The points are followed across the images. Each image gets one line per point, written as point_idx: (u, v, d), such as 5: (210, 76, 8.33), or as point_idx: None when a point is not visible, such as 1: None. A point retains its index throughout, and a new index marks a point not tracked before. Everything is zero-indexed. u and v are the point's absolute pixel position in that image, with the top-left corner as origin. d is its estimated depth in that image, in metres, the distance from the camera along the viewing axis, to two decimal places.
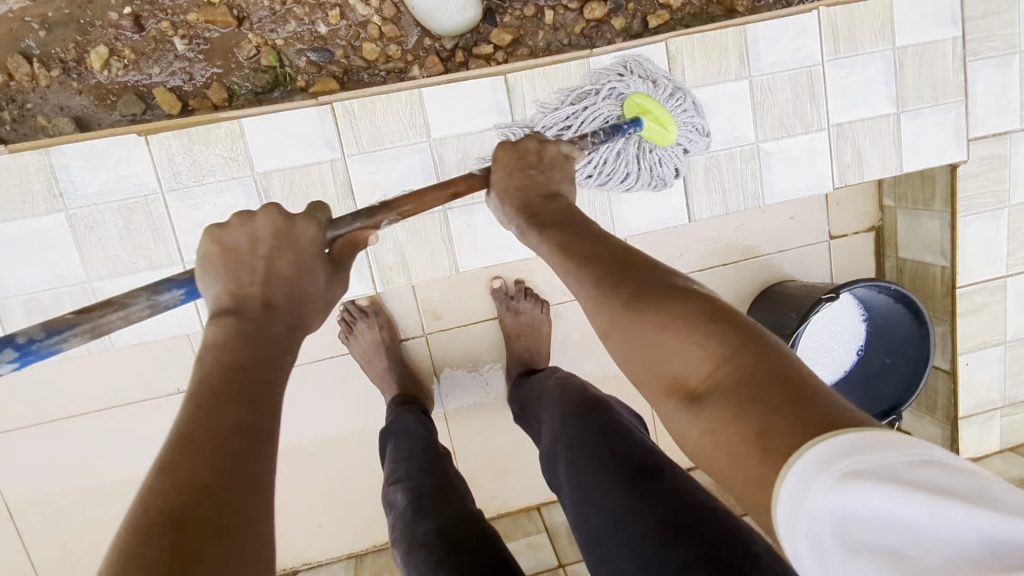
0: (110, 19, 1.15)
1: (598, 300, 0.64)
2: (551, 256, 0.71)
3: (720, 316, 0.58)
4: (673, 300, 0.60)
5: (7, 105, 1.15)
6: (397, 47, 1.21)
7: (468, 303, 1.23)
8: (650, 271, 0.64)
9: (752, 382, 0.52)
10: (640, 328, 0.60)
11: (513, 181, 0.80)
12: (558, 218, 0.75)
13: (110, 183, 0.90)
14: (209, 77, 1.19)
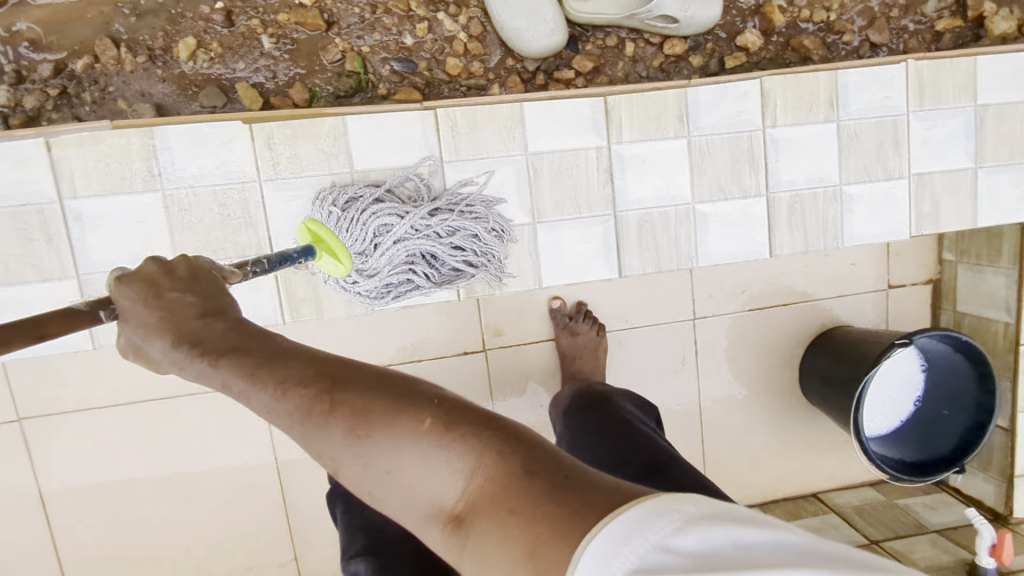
0: (201, 12, 1.16)
1: (324, 438, 0.53)
2: (233, 387, 0.55)
3: (454, 417, 0.54)
4: (403, 418, 0.53)
5: (89, 87, 1.15)
6: (480, 64, 1.22)
7: (529, 322, 1.22)
8: (361, 377, 0.56)
9: (514, 490, 0.51)
10: (385, 456, 0.53)
11: (151, 313, 0.58)
12: (231, 340, 0.57)
13: (209, 168, 0.87)
14: (292, 77, 1.20)
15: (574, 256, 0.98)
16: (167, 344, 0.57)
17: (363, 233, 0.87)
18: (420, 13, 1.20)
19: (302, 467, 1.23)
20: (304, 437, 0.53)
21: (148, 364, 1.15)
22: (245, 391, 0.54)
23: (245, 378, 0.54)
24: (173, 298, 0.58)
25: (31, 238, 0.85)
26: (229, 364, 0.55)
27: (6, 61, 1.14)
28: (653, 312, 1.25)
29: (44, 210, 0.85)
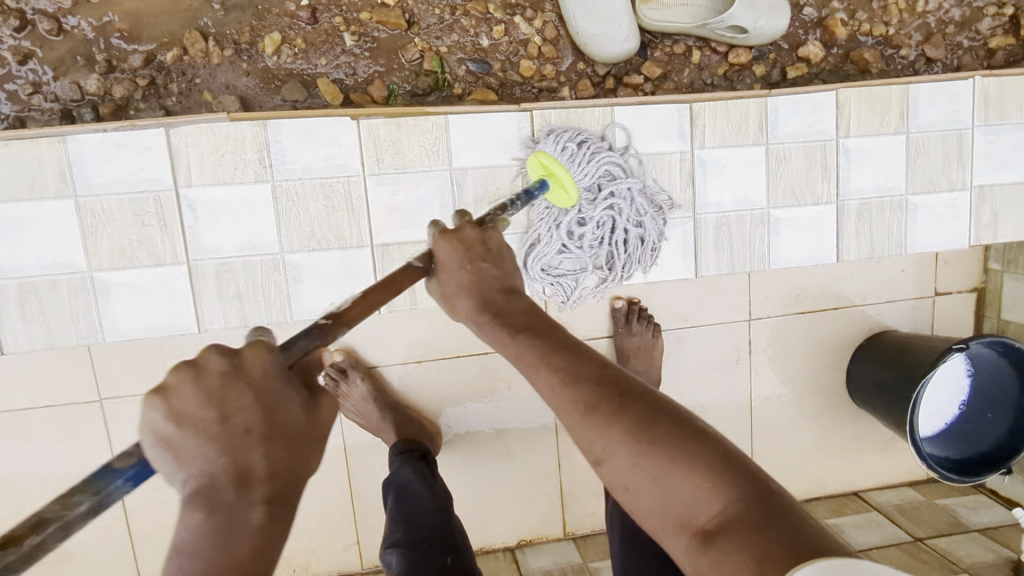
0: (287, 9, 1.20)
1: (597, 426, 0.62)
2: (530, 364, 0.67)
3: (724, 451, 0.60)
4: (679, 435, 0.60)
5: (176, 78, 1.19)
6: (552, 67, 1.26)
7: (593, 318, 1.26)
8: (650, 396, 0.64)
9: (757, 525, 0.54)
10: (651, 460, 0.60)
11: (465, 273, 0.76)
12: (529, 324, 0.72)
13: (316, 161, 0.91)
14: (371, 75, 1.23)
15: (655, 255, 1.03)
16: (478, 313, 0.73)
17: (593, 170, 0.96)
18: (497, 16, 1.24)
19: (368, 453, 1.26)
20: (581, 420, 0.62)
21: (226, 349, 1.18)
22: (537, 369, 0.66)
23: (541, 361, 0.67)
24: (480, 266, 0.76)
25: (146, 223, 0.89)
26: (531, 345, 0.68)
27: (98, 51, 1.17)
28: (711, 311, 1.30)
29: (160, 196, 0.89)
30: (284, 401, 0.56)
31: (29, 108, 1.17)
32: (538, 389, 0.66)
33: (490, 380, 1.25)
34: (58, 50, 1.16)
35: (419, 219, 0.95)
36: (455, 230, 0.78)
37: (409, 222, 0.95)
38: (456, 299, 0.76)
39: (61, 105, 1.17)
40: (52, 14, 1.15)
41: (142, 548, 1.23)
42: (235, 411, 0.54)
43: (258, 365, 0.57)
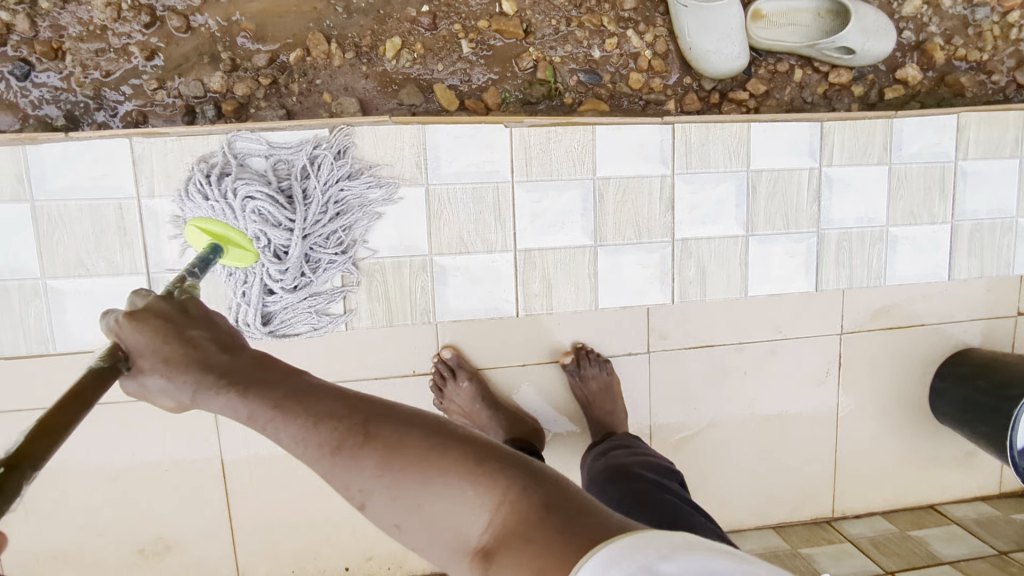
0: (408, 14, 1.22)
1: (352, 469, 0.62)
2: (266, 420, 0.63)
3: (473, 458, 0.63)
4: (425, 454, 0.63)
5: (297, 78, 1.21)
6: (660, 80, 1.29)
7: (693, 326, 1.28)
8: (390, 415, 0.65)
9: (535, 518, 0.60)
10: (408, 489, 0.62)
11: (174, 351, 0.65)
12: (252, 376, 0.65)
13: (469, 168, 0.99)
14: (486, 82, 1.26)
15: (780, 269, 1.06)
16: (196, 380, 0.64)
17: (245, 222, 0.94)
18: (610, 29, 1.27)
19: None
20: (331, 469, 0.62)
21: (339, 346, 1.19)
22: (274, 422, 0.62)
23: (276, 410, 0.63)
24: (187, 344, 0.66)
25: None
26: (261, 398, 0.63)
27: (223, 49, 1.19)
28: (807, 323, 1.31)
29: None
30: None
31: (153, 102, 1.19)
32: (284, 446, 0.63)
33: None
34: (185, 47, 1.18)
35: (563, 225, 1.01)
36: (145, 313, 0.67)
37: (554, 228, 1.01)
38: (168, 381, 0.64)
39: (184, 101, 1.19)
40: (182, 11, 1.17)
41: (242, 543, 1.23)
42: None
43: None
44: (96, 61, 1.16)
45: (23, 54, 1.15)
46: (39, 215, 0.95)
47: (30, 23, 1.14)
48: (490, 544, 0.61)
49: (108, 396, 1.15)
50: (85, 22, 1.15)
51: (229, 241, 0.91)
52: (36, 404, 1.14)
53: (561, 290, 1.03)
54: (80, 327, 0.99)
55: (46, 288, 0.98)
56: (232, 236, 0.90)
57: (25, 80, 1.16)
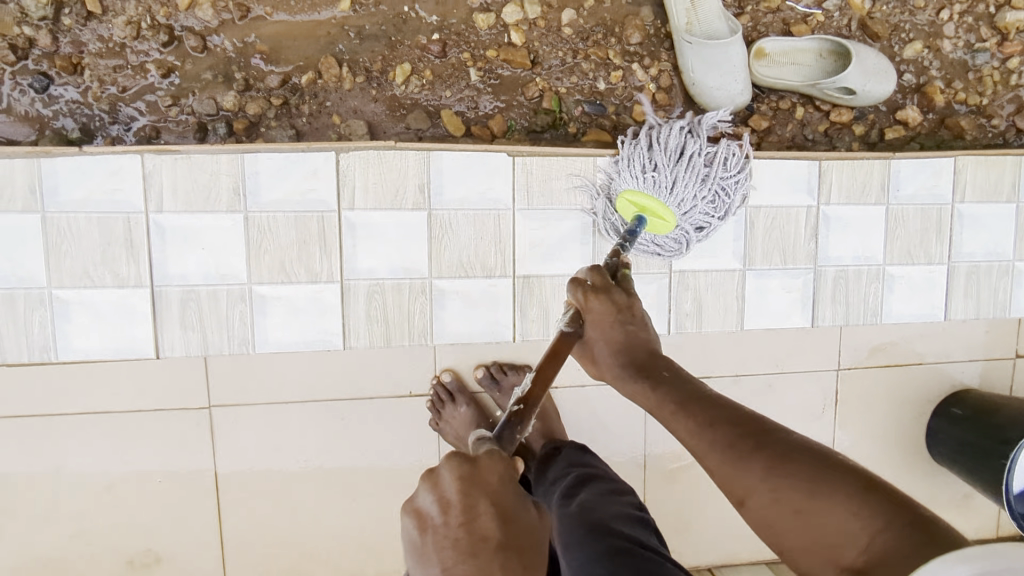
0: (419, 42, 1.26)
1: (741, 470, 0.72)
2: (666, 411, 0.78)
3: (864, 484, 0.68)
4: (821, 475, 0.70)
5: (308, 99, 1.24)
6: (663, 113, 1.32)
7: (690, 356, 1.29)
8: (778, 433, 0.74)
9: (901, 551, 0.62)
10: (804, 504, 0.69)
11: (614, 333, 0.85)
12: (690, 390, 0.80)
13: (472, 194, 1.03)
14: (492, 109, 1.29)
15: (777, 304, 1.08)
16: (620, 368, 0.84)
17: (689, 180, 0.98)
18: (616, 62, 1.30)
19: None
20: (723, 462, 0.73)
21: (338, 364, 1.19)
22: (675, 414, 0.78)
23: (676, 406, 0.78)
24: (622, 330, 0.85)
25: (301, 242, 1.01)
26: (667, 394, 0.80)
27: (237, 70, 1.22)
28: (803, 358, 1.32)
29: (325, 217, 1.01)
30: (523, 516, 0.65)
31: (166, 119, 1.21)
32: (677, 435, 0.78)
33: (588, 411, 1.28)
34: (200, 66, 1.21)
35: (559, 254, 1.05)
36: (594, 286, 0.87)
37: (552, 257, 1.05)
38: (599, 352, 0.87)
39: (196, 118, 1.22)
40: (199, 31, 1.20)
41: (231, 559, 1.22)
42: (478, 519, 0.63)
43: (491, 473, 0.66)
44: (114, 77, 1.19)
45: (43, 68, 1.18)
46: (49, 227, 0.97)
47: (52, 39, 1.17)
48: (871, 564, 0.64)
49: (107, 406, 1.16)
50: (105, 39, 1.18)
51: (647, 212, 0.99)
52: (35, 411, 1.15)
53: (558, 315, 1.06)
54: (84, 338, 1.00)
55: (51, 298, 0.99)
56: (655, 206, 0.97)
57: (44, 93, 1.19)
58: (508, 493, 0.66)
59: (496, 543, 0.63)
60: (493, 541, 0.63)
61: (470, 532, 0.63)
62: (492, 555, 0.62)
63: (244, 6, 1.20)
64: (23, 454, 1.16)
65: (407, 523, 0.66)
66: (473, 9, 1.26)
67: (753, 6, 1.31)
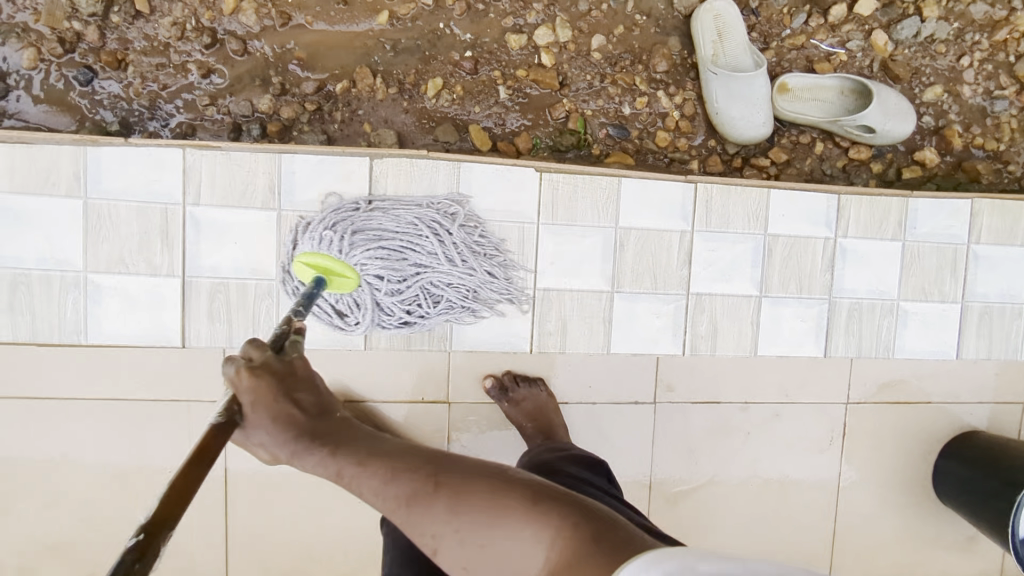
0: (451, 58, 1.29)
1: (425, 516, 0.70)
2: (387, 495, 0.70)
3: (535, 497, 0.70)
4: (494, 495, 0.70)
5: (341, 107, 1.27)
6: (686, 140, 1.35)
7: (701, 380, 1.30)
8: (456, 464, 0.74)
9: (590, 544, 0.66)
10: (474, 528, 0.68)
11: (269, 419, 0.71)
12: (383, 451, 0.74)
13: (499, 206, 1.03)
14: (519, 127, 1.32)
15: (792, 332, 1.08)
16: (293, 444, 0.71)
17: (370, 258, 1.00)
18: (641, 88, 1.33)
19: None
20: (410, 516, 0.70)
21: (352, 367, 1.21)
22: (358, 477, 0.71)
23: (359, 468, 0.71)
24: (283, 407, 0.71)
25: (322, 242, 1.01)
26: (373, 472, 0.71)
27: (274, 74, 1.25)
28: (813, 389, 1.33)
29: (354, 219, 1.02)
30: None
31: (202, 117, 1.25)
32: (402, 519, 0.71)
33: (597, 429, 1.29)
34: (239, 69, 1.24)
35: (581, 270, 1.04)
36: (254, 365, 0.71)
37: (575, 270, 1.03)
38: (296, 456, 0.72)
39: (232, 119, 1.25)
40: (241, 36, 1.24)
41: (234, 555, 1.23)
42: None
43: None
44: (156, 74, 1.23)
45: (89, 61, 1.22)
46: (89, 212, 1.00)
47: (99, 35, 1.21)
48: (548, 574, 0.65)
49: (126, 393, 1.18)
50: (150, 38, 1.22)
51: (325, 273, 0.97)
52: (55, 394, 1.17)
53: (575, 332, 1.05)
54: (113, 323, 1.02)
55: (86, 281, 1.02)
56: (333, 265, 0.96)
57: (88, 86, 1.23)
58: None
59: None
60: None
61: None
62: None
63: (285, 14, 1.24)
64: (37, 436, 1.17)
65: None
66: (506, 29, 1.30)
67: (778, 42, 1.35)
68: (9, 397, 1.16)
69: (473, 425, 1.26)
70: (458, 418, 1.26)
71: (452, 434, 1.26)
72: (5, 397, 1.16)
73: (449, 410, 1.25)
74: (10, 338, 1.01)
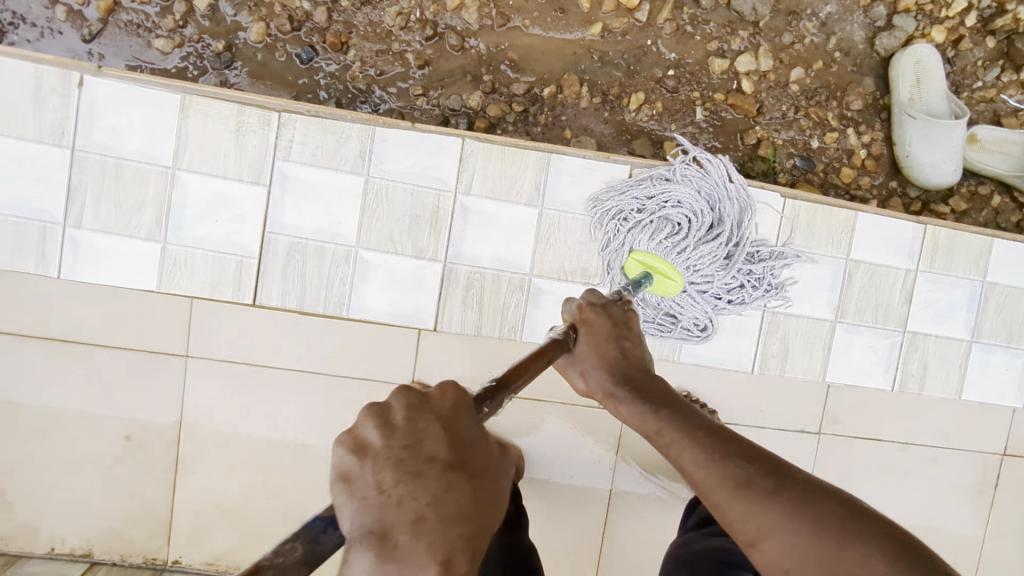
0: (655, 75, 1.32)
1: (752, 508, 0.63)
2: (709, 473, 0.65)
3: (903, 544, 0.60)
4: (845, 518, 0.61)
5: (546, 110, 1.29)
6: (869, 179, 1.37)
7: (864, 416, 1.32)
8: (798, 475, 0.66)
9: None
10: (820, 540, 0.60)
11: (607, 354, 0.78)
12: (665, 402, 0.72)
13: (741, 229, 1.02)
14: (709, 147, 1.34)
15: (995, 379, 1.12)
16: (613, 386, 0.75)
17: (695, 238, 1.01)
18: (832, 124, 1.35)
19: (628, 496, 1.29)
20: (731, 500, 0.63)
21: (537, 368, 1.23)
22: (681, 443, 0.68)
23: (685, 436, 0.68)
24: (625, 348, 0.78)
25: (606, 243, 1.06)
26: (670, 420, 0.70)
27: (486, 72, 1.28)
28: (971, 438, 1.34)
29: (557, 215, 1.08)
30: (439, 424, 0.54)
31: (413, 106, 1.27)
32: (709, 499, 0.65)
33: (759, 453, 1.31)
34: (454, 63, 1.27)
35: (809, 296, 1.07)
36: (603, 308, 0.81)
37: (800, 296, 1.07)
38: (617, 390, 0.75)
39: (441, 111, 1.28)
40: (460, 31, 1.26)
41: None
42: (424, 437, 0.52)
43: (446, 396, 0.56)
44: (375, 60, 1.26)
45: (312, 40, 1.25)
46: (368, 189, 1.05)
47: (327, 16, 1.24)
48: None
49: (318, 368, 1.20)
50: (374, 24, 1.25)
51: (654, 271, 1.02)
52: (253, 360, 1.20)
53: (797, 355, 1.08)
54: (376, 300, 1.07)
55: (355, 258, 1.07)
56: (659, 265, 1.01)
57: (308, 64, 1.25)
58: (464, 422, 0.55)
59: (443, 463, 0.51)
60: (440, 461, 0.51)
61: (411, 453, 0.51)
62: (438, 474, 0.50)
63: (504, 15, 1.27)
64: (231, 399, 1.20)
65: (338, 452, 0.53)
66: (710, 53, 1.32)
67: (968, 93, 1.37)
68: (211, 358, 1.19)
69: (643, 437, 1.28)
70: (629, 429, 1.27)
71: (622, 444, 1.28)
72: (207, 358, 1.19)
73: (623, 421, 1.27)
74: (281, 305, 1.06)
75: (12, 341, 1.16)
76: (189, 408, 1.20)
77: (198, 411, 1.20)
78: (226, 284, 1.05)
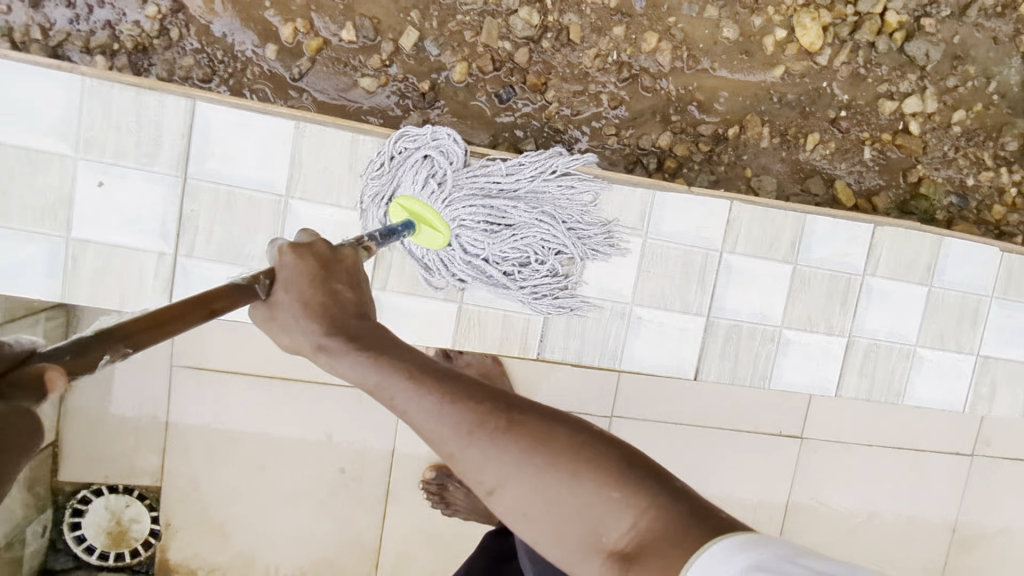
0: (828, 116, 1.37)
1: (486, 449, 0.62)
2: (398, 384, 0.64)
3: (622, 459, 0.63)
4: (559, 440, 0.63)
5: (729, 150, 1.35)
6: (1017, 216, 1.45)
7: (1012, 438, 1.42)
8: (524, 403, 0.66)
9: (689, 530, 0.58)
10: (554, 481, 0.61)
11: (316, 293, 0.69)
12: (378, 342, 0.68)
13: (964, 279, 1.14)
14: (874, 186, 1.41)
15: None
16: (327, 335, 0.66)
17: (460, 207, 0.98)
18: (988, 163, 1.43)
19: (803, 515, 1.38)
20: (468, 447, 0.62)
21: (725, 397, 1.31)
22: (404, 392, 0.63)
23: (409, 380, 0.64)
24: (336, 292, 0.70)
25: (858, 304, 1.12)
26: (395, 366, 0.65)
27: (674, 113, 1.32)
28: None
29: (850, 279, 1.12)
30: None
31: (604, 146, 1.31)
32: (414, 420, 0.63)
33: (917, 474, 1.40)
34: (644, 104, 1.31)
35: (1017, 341, 1.19)
36: (306, 244, 0.74)
37: (1013, 342, 1.18)
38: (300, 323, 0.68)
39: (631, 151, 1.32)
40: (653, 73, 1.30)
41: None
42: None
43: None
44: (572, 100, 1.29)
45: (512, 80, 1.28)
46: (645, 250, 1.08)
47: (528, 57, 1.27)
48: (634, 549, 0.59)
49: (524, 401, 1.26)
50: (572, 65, 1.28)
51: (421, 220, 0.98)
52: None
53: (1002, 395, 1.20)
54: (646, 352, 1.11)
55: (628, 313, 1.11)
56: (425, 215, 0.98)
57: (507, 103, 1.28)
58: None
59: None
60: None
61: None
62: None
63: (694, 58, 1.31)
64: None
65: None
66: (880, 95, 1.38)
67: None
68: None
69: (817, 462, 1.36)
70: (805, 454, 1.36)
71: (799, 468, 1.36)
72: None
73: (800, 447, 1.35)
74: (566, 359, 1.10)
75: (233, 378, 1.19)
76: (401, 439, 1.25)
77: (410, 440, 1.25)
78: (515, 339, 1.10)
